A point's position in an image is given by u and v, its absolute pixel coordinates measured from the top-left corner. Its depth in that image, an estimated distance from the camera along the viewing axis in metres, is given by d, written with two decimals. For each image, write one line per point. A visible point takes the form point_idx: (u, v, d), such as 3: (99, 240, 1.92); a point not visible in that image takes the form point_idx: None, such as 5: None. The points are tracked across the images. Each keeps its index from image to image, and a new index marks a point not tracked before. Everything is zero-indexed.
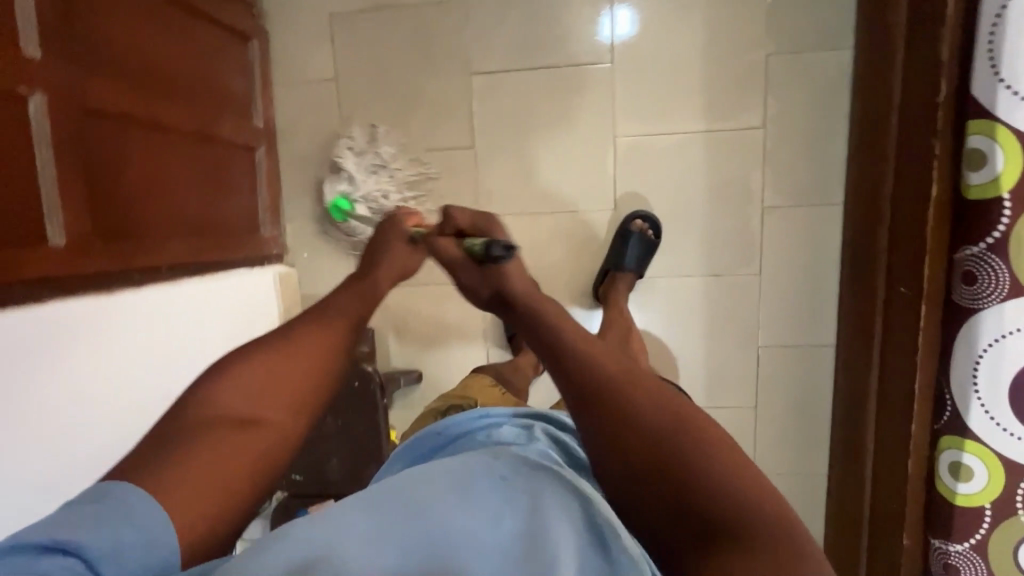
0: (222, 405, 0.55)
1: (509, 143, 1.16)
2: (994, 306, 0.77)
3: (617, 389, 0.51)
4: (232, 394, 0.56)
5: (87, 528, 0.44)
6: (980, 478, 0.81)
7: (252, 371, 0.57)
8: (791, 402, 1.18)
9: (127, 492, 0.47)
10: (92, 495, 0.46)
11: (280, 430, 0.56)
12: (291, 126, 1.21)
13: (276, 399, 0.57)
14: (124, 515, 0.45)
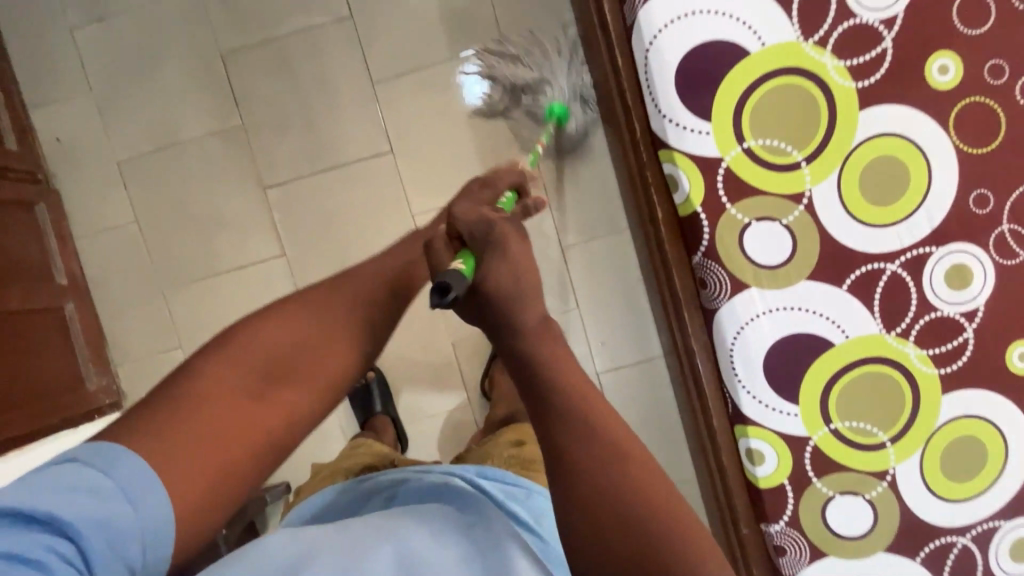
0: (226, 375, 0.54)
1: (319, 242, 1.20)
2: (726, 303, 0.85)
3: (604, 451, 0.46)
4: (217, 383, 0.53)
5: (75, 508, 0.44)
6: (771, 457, 0.88)
7: (268, 333, 0.57)
8: (642, 419, 1.23)
9: (134, 468, 0.46)
10: (99, 459, 0.46)
11: (293, 405, 0.56)
12: (102, 274, 1.22)
13: (291, 374, 0.56)
14: (123, 492, 0.45)
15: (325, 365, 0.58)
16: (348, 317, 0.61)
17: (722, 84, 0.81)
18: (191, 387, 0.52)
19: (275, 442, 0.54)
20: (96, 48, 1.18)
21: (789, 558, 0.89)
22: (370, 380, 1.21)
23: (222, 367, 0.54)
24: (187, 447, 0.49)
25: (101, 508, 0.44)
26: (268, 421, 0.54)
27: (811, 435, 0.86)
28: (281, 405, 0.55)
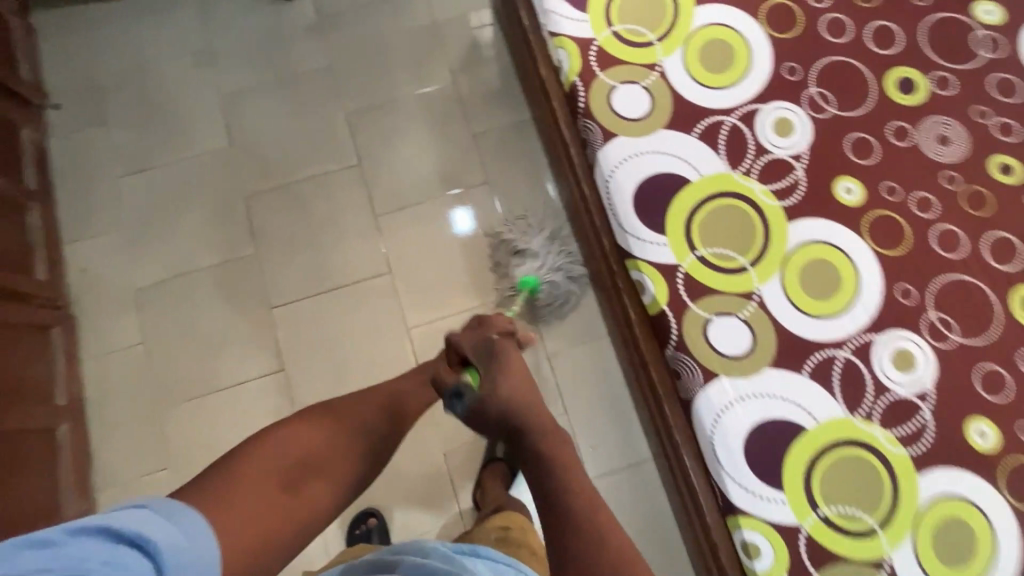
0: (279, 455, 0.77)
1: (317, 357, 1.28)
2: (700, 392, 0.92)
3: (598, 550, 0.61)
4: (288, 446, 0.78)
5: (154, 531, 0.58)
6: (767, 550, 0.87)
7: (302, 436, 0.81)
8: (639, 526, 1.21)
9: (191, 520, 0.63)
10: (163, 510, 0.62)
11: (319, 491, 0.78)
12: (101, 394, 1.25)
13: (321, 471, 0.79)
14: (182, 531, 0.61)
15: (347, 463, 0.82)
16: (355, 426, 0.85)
17: (671, 205, 0.98)
18: (244, 471, 0.73)
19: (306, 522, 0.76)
20: (134, 193, 1.36)
21: None
22: (372, 528, 1.20)
23: (280, 451, 0.77)
24: (251, 516, 0.69)
25: (176, 537, 0.60)
26: (292, 503, 0.74)
27: (802, 524, 0.87)
28: (311, 493, 0.77)
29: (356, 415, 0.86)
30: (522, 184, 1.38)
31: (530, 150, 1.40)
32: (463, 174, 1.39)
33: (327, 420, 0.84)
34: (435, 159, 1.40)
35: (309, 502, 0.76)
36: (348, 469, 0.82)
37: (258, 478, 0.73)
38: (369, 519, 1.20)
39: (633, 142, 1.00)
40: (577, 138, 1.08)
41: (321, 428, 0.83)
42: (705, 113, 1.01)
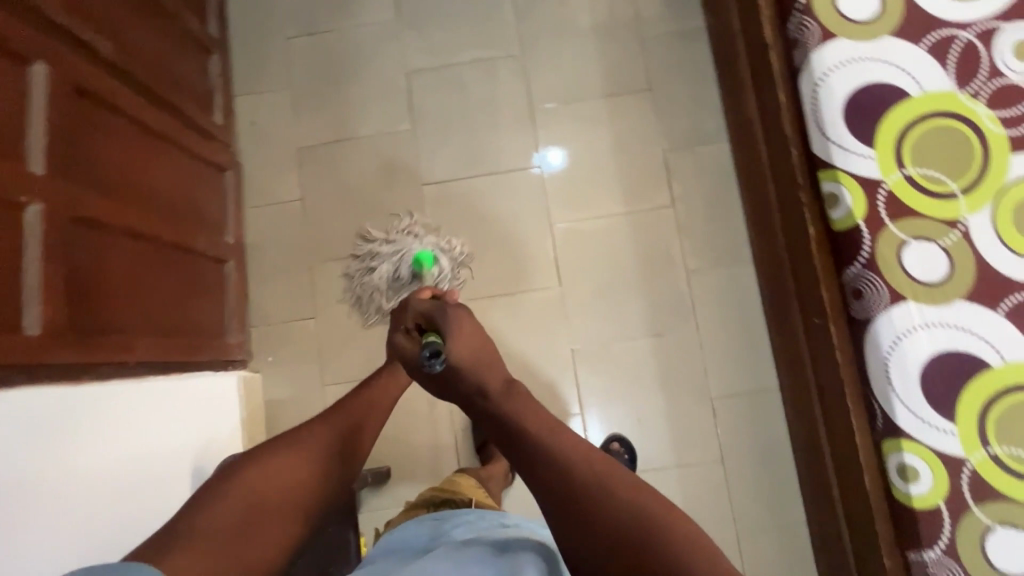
0: (210, 526, 0.59)
1: (460, 237, 1.31)
2: (882, 314, 0.90)
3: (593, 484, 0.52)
4: (268, 475, 0.65)
5: None
6: (926, 475, 0.86)
7: (262, 484, 0.64)
8: (753, 448, 1.22)
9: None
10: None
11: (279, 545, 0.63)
12: (261, 241, 1.33)
13: (274, 523, 0.63)
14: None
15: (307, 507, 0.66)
16: (319, 465, 0.68)
17: (884, 119, 0.92)
18: (184, 534, 0.57)
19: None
20: (302, 56, 1.39)
21: None
22: None
23: (208, 521, 0.59)
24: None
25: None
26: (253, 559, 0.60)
27: (968, 458, 0.86)
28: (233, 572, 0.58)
29: (311, 459, 0.68)
30: (683, 95, 1.33)
31: (698, 61, 1.34)
32: (625, 78, 1.34)
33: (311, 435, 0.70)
34: (598, 59, 1.36)
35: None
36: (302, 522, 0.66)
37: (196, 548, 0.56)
38: None
39: (854, 46, 0.94)
40: (781, 40, 1.02)
41: (260, 479, 0.64)
42: (938, 24, 0.93)
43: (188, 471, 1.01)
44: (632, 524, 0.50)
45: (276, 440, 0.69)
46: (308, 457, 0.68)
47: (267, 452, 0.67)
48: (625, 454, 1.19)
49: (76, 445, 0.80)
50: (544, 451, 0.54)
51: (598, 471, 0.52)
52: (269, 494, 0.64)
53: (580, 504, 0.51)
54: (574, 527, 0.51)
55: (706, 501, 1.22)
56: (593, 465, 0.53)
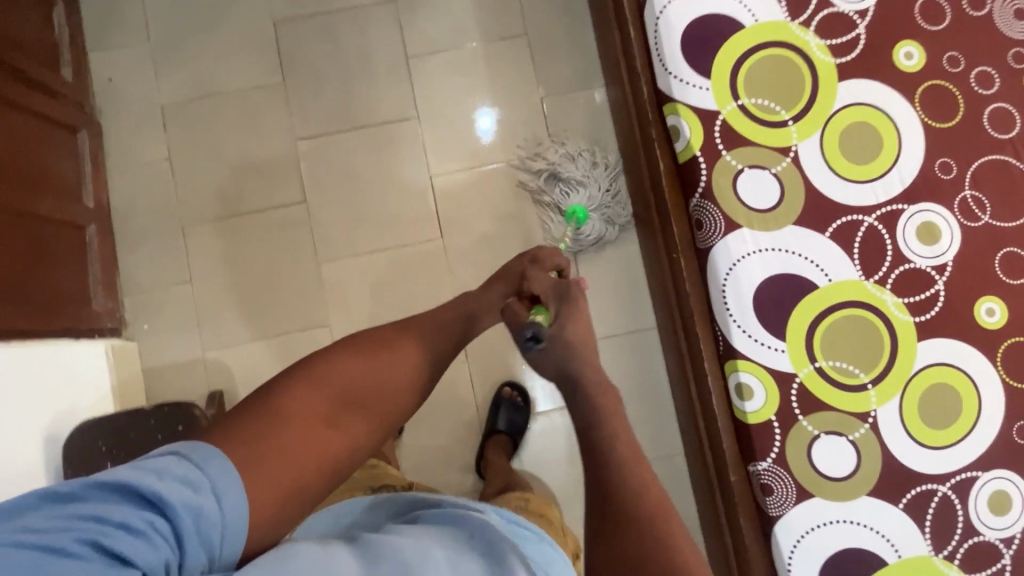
0: (302, 404, 0.61)
1: (339, 193, 1.28)
2: (719, 242, 0.93)
3: (649, 516, 0.62)
4: (338, 372, 0.65)
5: (172, 488, 0.48)
6: (760, 391, 0.91)
7: (334, 370, 0.65)
8: (634, 386, 1.27)
9: (221, 468, 0.52)
10: (195, 454, 0.52)
11: (362, 428, 0.65)
12: (128, 205, 1.28)
13: (363, 406, 0.66)
14: (213, 484, 0.51)
15: (393, 398, 0.68)
16: (419, 364, 0.72)
17: (721, 50, 0.94)
18: (282, 406, 0.60)
19: (338, 462, 0.62)
20: (160, 7, 1.31)
21: (776, 498, 0.91)
22: None
23: (305, 402, 0.62)
24: (280, 461, 0.57)
25: (193, 495, 0.49)
26: (324, 442, 0.61)
27: (797, 373, 0.91)
28: (334, 442, 0.61)
29: (393, 368, 0.69)
30: (560, 40, 1.32)
31: (574, 5, 1.33)
32: (502, 24, 1.32)
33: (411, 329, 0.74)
34: (474, 5, 1.32)
35: (352, 440, 0.63)
36: (398, 411, 0.69)
37: (290, 424, 0.59)
38: None
39: None
40: None
41: (394, 368, 0.69)
42: None
43: (40, 438, 1.00)
44: (659, 552, 0.60)
45: (369, 333, 0.72)
46: (388, 355, 0.70)
47: (357, 351, 0.68)
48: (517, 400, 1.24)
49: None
50: (620, 469, 0.64)
51: (656, 506, 0.63)
52: (405, 379, 0.70)
53: (621, 523, 0.61)
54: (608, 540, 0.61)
55: None
56: (655, 505, 0.63)
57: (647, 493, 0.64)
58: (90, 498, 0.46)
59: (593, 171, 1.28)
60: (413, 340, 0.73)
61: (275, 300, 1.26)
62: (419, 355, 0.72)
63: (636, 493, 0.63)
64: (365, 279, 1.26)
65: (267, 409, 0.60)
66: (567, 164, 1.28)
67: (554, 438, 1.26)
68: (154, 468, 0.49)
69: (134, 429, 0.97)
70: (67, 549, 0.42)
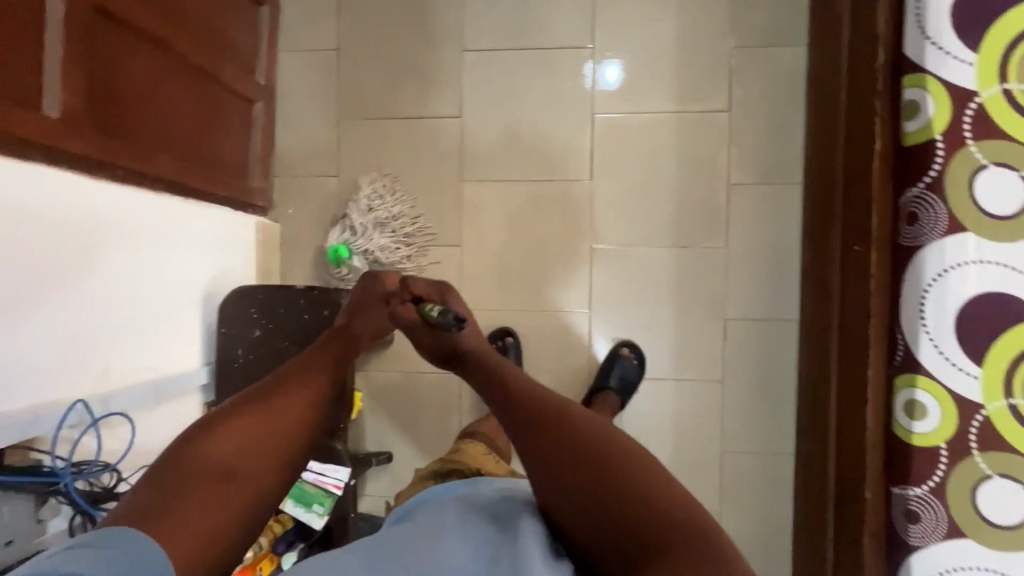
0: (205, 459, 0.56)
1: (495, 115, 1.24)
2: (934, 243, 0.82)
3: (562, 430, 0.58)
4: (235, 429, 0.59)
5: (91, 565, 0.45)
6: (934, 415, 0.83)
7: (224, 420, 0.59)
8: (757, 376, 1.20)
9: (127, 537, 0.48)
10: (99, 538, 0.48)
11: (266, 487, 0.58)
12: (291, 89, 1.29)
13: (262, 450, 0.59)
14: (128, 554, 0.47)
15: (304, 425, 0.62)
16: (322, 395, 0.65)
17: (998, 21, 0.79)
18: (196, 456, 0.56)
19: (251, 504, 0.56)
20: None
21: (921, 527, 0.84)
22: (509, 344, 1.21)
23: (214, 449, 0.57)
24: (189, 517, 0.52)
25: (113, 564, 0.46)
26: (234, 500, 0.55)
27: (985, 405, 0.81)
28: (233, 490, 0.55)
29: (293, 402, 0.63)
30: None
31: None
32: None
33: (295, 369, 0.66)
34: None
35: (256, 484, 0.57)
36: (310, 443, 0.63)
37: (199, 489, 0.54)
38: (507, 336, 1.22)
39: None
40: None
41: (290, 404, 0.62)
42: None
43: (201, 291, 1.06)
44: (607, 484, 0.53)
45: (256, 388, 0.64)
46: (253, 411, 0.60)
47: (257, 395, 0.62)
48: (634, 361, 1.19)
49: (95, 256, 0.84)
50: (520, 393, 0.64)
51: (586, 430, 0.58)
52: (307, 408, 0.63)
53: (557, 436, 0.58)
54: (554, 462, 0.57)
55: (696, 418, 1.21)
56: (595, 423, 0.59)
57: (584, 419, 0.59)
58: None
59: (402, 212, 1.24)
60: (320, 374, 0.67)
61: (411, 210, 1.26)
62: (309, 398, 0.64)
63: (561, 422, 0.59)
64: (505, 208, 1.24)
65: (178, 464, 0.55)
66: (371, 201, 1.23)
67: (659, 408, 1.22)
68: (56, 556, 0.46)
69: (284, 305, 1.00)
70: None
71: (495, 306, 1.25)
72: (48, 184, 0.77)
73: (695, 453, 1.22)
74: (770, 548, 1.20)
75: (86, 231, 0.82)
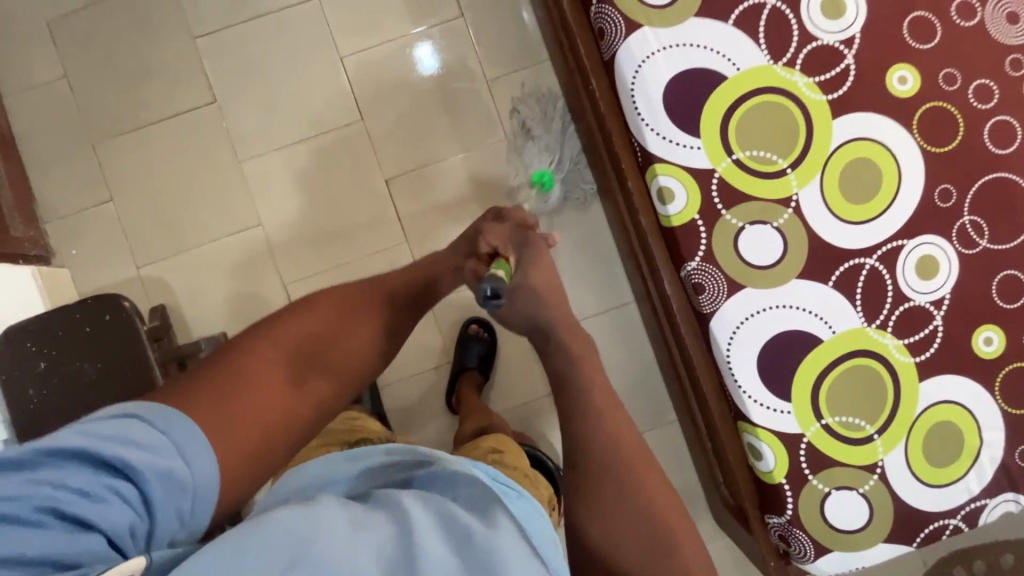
0: (258, 368, 0.67)
1: (248, 88, 1.23)
2: (622, 46, 0.90)
3: (613, 455, 0.64)
4: (302, 341, 0.72)
5: (147, 458, 0.51)
6: (680, 192, 0.90)
7: (305, 336, 0.73)
8: (577, 242, 1.27)
9: (183, 426, 0.56)
10: (159, 421, 0.55)
11: (314, 395, 0.71)
12: (30, 130, 1.22)
13: (318, 368, 0.72)
14: (180, 450, 0.54)
15: (353, 364, 0.76)
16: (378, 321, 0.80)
17: None
18: (243, 368, 0.66)
19: (289, 420, 0.67)
20: None
21: (709, 296, 0.91)
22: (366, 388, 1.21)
23: (262, 368, 0.67)
24: (243, 414, 0.62)
25: (165, 461, 0.52)
26: (289, 401, 0.68)
27: (715, 168, 0.90)
28: (292, 396, 0.68)
29: (356, 327, 0.77)
30: None
31: None
32: None
33: (367, 292, 0.82)
34: None
35: (298, 407, 0.69)
36: (353, 364, 0.76)
37: (250, 389, 0.65)
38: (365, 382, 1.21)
39: None
40: None
41: (332, 326, 0.75)
42: None
43: None
44: (628, 519, 0.61)
45: (319, 299, 0.78)
46: (319, 326, 0.74)
47: (309, 315, 0.75)
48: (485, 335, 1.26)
49: None
50: (592, 426, 0.65)
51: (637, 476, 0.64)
52: (358, 341, 0.77)
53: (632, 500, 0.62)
54: (584, 493, 0.62)
55: None
56: (641, 475, 0.64)
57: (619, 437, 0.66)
58: (45, 461, 0.47)
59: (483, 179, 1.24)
60: (372, 307, 0.80)
61: (202, 206, 1.23)
62: (369, 323, 0.79)
63: (609, 449, 0.64)
64: (293, 173, 1.24)
65: (232, 367, 0.66)
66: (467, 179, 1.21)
67: None
68: (113, 421, 0.52)
69: (62, 326, 0.94)
70: (21, 519, 0.43)
71: (315, 269, 1.24)
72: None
73: None
74: (647, 390, 1.27)
75: None
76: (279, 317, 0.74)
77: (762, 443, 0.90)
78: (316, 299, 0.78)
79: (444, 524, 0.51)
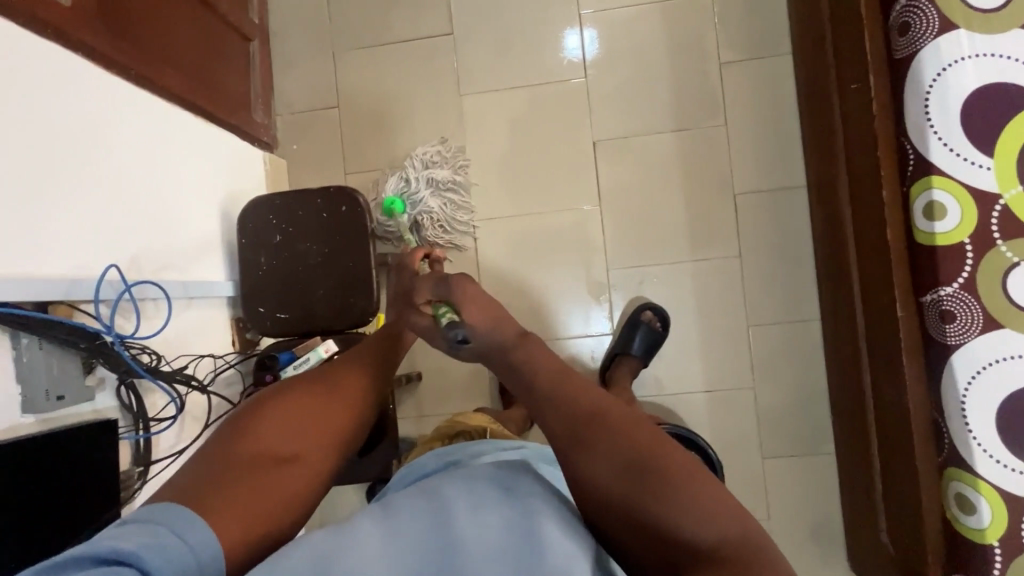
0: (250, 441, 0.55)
1: (486, 27, 1.27)
2: (929, 45, 0.84)
3: (590, 425, 0.55)
4: (289, 411, 0.59)
5: (144, 545, 0.43)
6: (954, 211, 0.84)
7: (288, 407, 0.59)
8: (772, 246, 1.21)
9: (179, 513, 0.46)
10: (149, 514, 0.46)
11: (309, 466, 0.56)
12: (284, 29, 1.32)
13: (312, 432, 0.58)
14: (173, 529, 0.45)
15: (351, 429, 0.62)
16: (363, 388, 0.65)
17: None
18: (238, 446, 0.54)
19: (294, 501, 0.54)
20: None
21: (958, 328, 0.84)
22: None
23: (255, 439, 0.55)
24: (238, 495, 0.50)
25: (164, 540, 0.44)
26: (284, 481, 0.54)
27: (1002, 194, 0.82)
28: (288, 472, 0.54)
29: (345, 387, 0.64)
30: None
31: None
32: None
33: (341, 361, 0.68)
34: None
35: (294, 485, 0.54)
36: (350, 426, 0.62)
37: (241, 464, 0.53)
38: None
39: None
40: None
41: (325, 393, 0.62)
42: None
43: (217, 213, 1.07)
44: (639, 497, 0.50)
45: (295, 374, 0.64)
46: (294, 398, 0.60)
47: (294, 384, 0.62)
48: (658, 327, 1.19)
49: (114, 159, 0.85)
50: (561, 401, 0.57)
51: (642, 445, 0.52)
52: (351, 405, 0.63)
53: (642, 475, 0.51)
54: (574, 460, 0.53)
55: (718, 294, 1.22)
56: (643, 438, 0.53)
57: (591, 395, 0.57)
58: None
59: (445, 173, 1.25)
60: (351, 371, 0.66)
61: (415, 130, 1.29)
62: (359, 388, 0.65)
63: (573, 414, 0.55)
64: (507, 116, 1.27)
65: (219, 454, 0.53)
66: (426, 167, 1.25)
67: (680, 292, 1.23)
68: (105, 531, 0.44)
69: (301, 207, 1.01)
70: None
71: (506, 212, 1.26)
72: (69, 81, 0.78)
73: (722, 332, 1.22)
74: (808, 414, 1.21)
75: (99, 127, 0.83)
76: (261, 393, 0.61)
77: (979, 496, 0.83)
78: (283, 376, 0.63)
79: (477, 521, 0.50)
